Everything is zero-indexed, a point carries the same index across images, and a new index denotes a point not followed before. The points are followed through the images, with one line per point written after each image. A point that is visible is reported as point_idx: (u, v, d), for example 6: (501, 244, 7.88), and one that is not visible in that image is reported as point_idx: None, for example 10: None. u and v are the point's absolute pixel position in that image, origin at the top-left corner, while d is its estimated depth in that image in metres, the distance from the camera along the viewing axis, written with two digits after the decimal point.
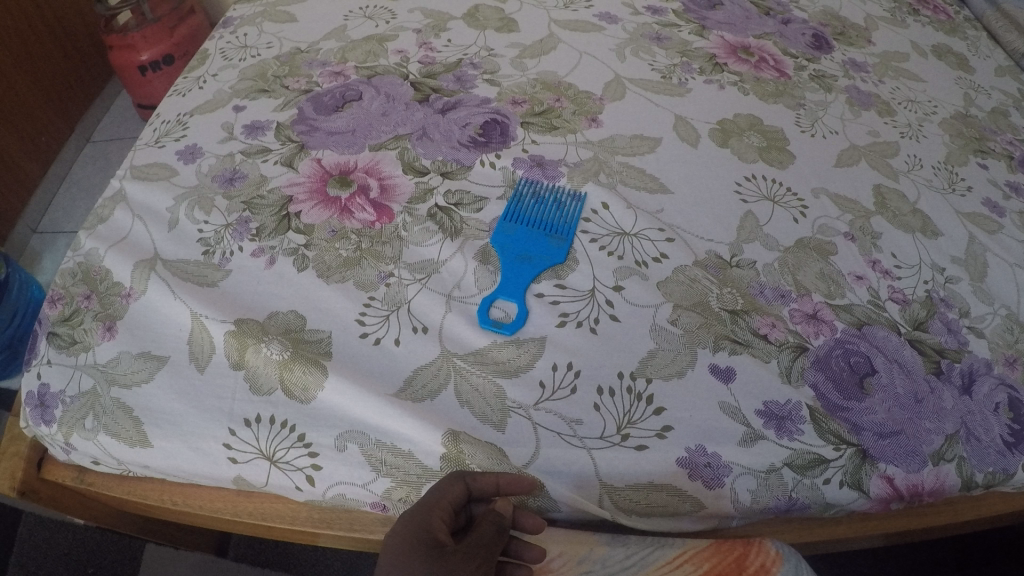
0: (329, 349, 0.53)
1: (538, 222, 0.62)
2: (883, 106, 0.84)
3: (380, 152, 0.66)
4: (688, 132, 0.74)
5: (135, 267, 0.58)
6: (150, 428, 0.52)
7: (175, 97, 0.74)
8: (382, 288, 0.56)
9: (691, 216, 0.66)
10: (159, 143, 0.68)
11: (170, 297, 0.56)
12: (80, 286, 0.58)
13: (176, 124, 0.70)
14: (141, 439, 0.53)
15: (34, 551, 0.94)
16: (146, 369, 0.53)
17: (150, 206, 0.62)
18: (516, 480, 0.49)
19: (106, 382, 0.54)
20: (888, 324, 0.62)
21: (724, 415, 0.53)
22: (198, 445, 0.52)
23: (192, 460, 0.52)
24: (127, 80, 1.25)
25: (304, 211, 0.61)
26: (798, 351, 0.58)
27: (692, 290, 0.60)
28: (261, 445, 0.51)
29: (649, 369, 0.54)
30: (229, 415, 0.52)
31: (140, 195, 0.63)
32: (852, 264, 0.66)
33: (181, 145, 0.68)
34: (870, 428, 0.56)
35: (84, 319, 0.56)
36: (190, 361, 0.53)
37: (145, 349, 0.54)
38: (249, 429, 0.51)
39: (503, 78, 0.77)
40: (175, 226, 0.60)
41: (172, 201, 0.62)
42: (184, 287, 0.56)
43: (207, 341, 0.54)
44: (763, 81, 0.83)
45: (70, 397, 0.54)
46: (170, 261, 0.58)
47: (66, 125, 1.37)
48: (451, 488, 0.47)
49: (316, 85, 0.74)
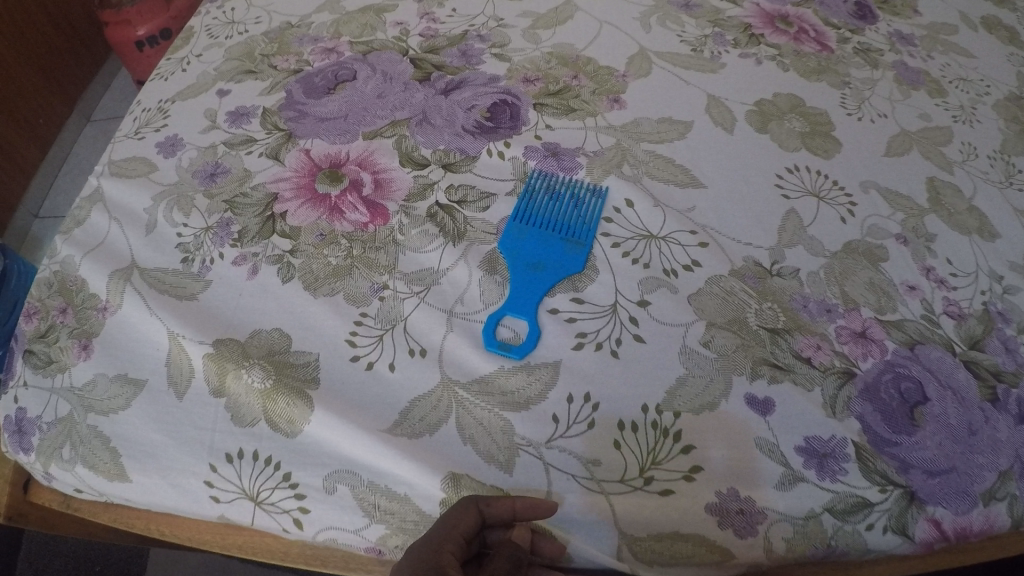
0: (316, 375, 0.47)
1: (552, 223, 0.55)
2: (933, 85, 0.76)
3: (375, 141, 0.59)
4: (723, 115, 0.67)
5: (110, 277, 0.52)
6: (128, 462, 0.48)
7: (157, 81, 0.67)
8: (375, 303, 0.50)
9: (725, 215, 0.59)
10: (138, 134, 0.62)
11: (146, 314, 0.50)
12: (56, 298, 0.53)
13: (156, 112, 0.63)
14: (120, 473, 0.48)
15: (45, 549, 0.91)
16: (124, 396, 0.49)
17: (127, 207, 0.56)
18: (533, 503, 0.44)
19: (84, 408, 0.49)
20: (942, 343, 0.56)
21: (761, 455, 0.47)
22: (177, 481, 0.47)
23: (172, 498, 0.48)
24: (124, 58, 1.17)
25: (290, 211, 0.54)
26: (845, 377, 0.52)
27: (727, 304, 0.53)
28: (244, 484, 0.46)
29: (677, 400, 0.48)
30: (210, 449, 0.47)
31: (117, 193, 0.57)
32: (904, 272, 0.59)
33: (162, 136, 0.61)
34: (919, 466, 0.50)
35: (60, 336, 0.51)
36: (168, 387, 0.48)
37: (122, 371, 0.49)
38: (231, 466, 0.46)
39: (513, 52, 0.69)
40: (153, 230, 0.54)
41: (150, 200, 0.56)
42: (161, 302, 0.51)
43: (185, 363, 0.48)
44: (805, 55, 0.75)
45: (48, 423, 0.50)
46: (148, 269, 0.52)
47: (65, 105, 1.29)
48: (451, 521, 0.42)
49: (307, 63, 0.66)
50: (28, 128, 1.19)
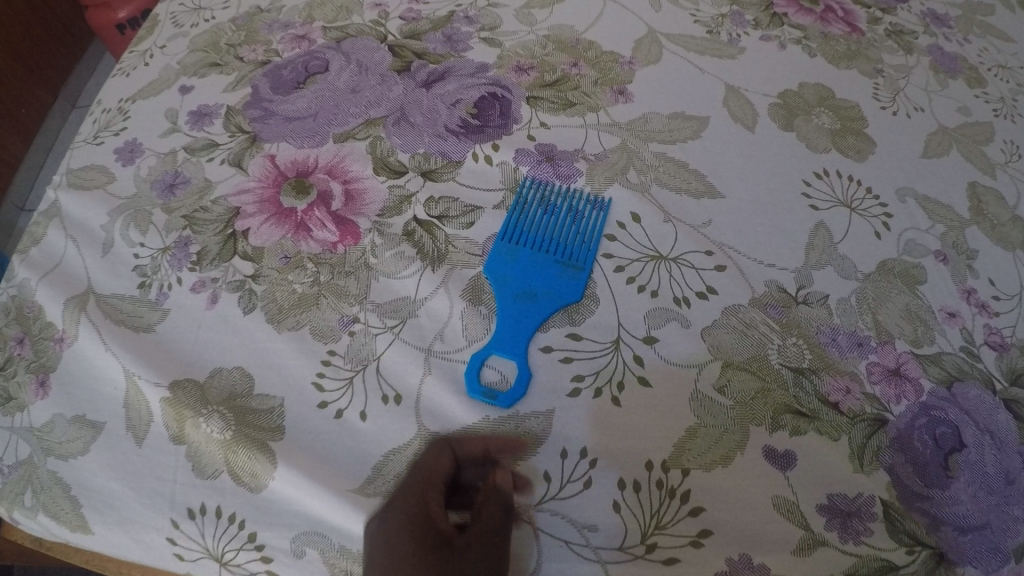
0: (280, 421, 0.44)
1: (546, 241, 0.49)
2: (972, 74, 0.67)
3: (347, 144, 0.54)
4: (742, 109, 0.60)
5: (66, 305, 0.48)
6: (89, 513, 0.44)
7: (118, 77, 0.62)
8: (345, 339, 0.46)
9: (743, 230, 0.52)
10: (97, 138, 0.57)
11: (101, 349, 0.46)
12: (12, 327, 0.49)
13: (116, 113, 0.59)
14: (81, 524, 0.45)
15: None
16: (81, 439, 0.45)
17: (83, 223, 0.52)
18: (507, 440, 0.43)
19: (43, 451, 0.45)
20: (981, 380, 0.49)
21: (779, 516, 0.42)
22: (140, 537, 0.44)
23: (135, 553, 0.45)
24: (105, 40, 1.09)
25: (252, 228, 0.50)
26: (876, 424, 0.46)
27: (746, 339, 0.47)
28: (207, 544, 0.43)
29: (685, 456, 0.43)
30: (171, 504, 0.43)
31: (74, 207, 0.53)
32: (944, 296, 0.52)
33: (121, 140, 0.57)
34: (952, 522, 0.45)
35: (17, 371, 0.47)
36: (126, 431, 0.45)
37: (80, 412, 0.46)
38: (194, 523, 0.43)
39: (505, 36, 0.62)
40: (109, 250, 0.50)
41: (107, 216, 0.52)
42: (117, 335, 0.47)
43: (142, 406, 0.45)
44: (832, 39, 0.67)
45: (7, 467, 0.46)
46: (104, 295, 0.49)
47: (48, 92, 1.17)
48: (416, 477, 0.42)
49: (276, 54, 0.60)
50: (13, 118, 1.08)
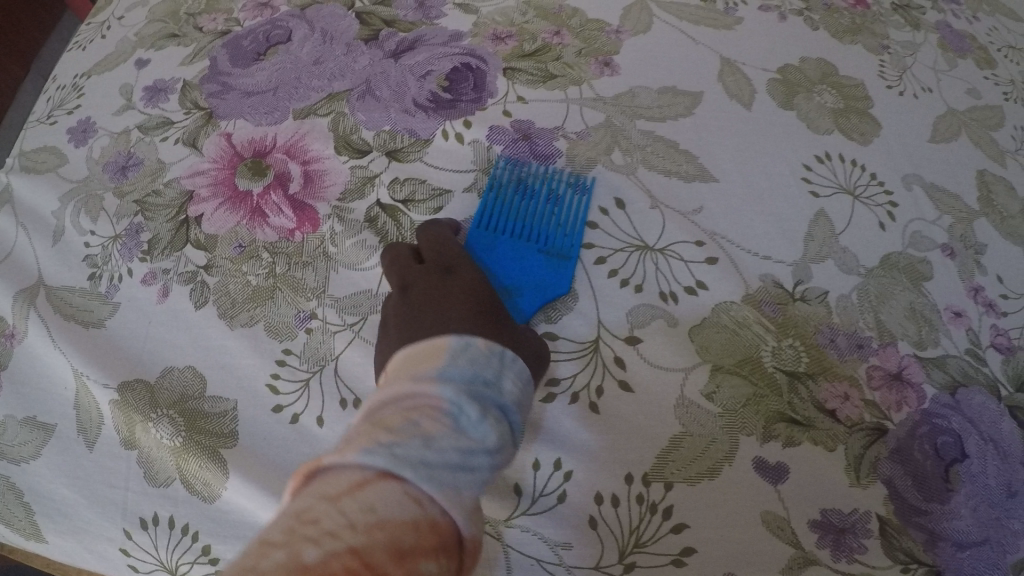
0: (233, 427, 0.41)
1: (549, 211, 0.46)
2: (982, 53, 0.63)
3: (308, 121, 0.50)
4: (739, 85, 0.55)
5: (16, 298, 0.46)
6: (42, 521, 0.42)
7: (74, 51, 0.59)
8: (302, 337, 0.43)
9: (736, 218, 0.49)
10: (50, 118, 0.54)
11: (50, 347, 0.44)
12: None
13: (71, 90, 0.55)
14: (35, 532, 0.43)
15: None
16: (32, 443, 0.42)
17: (35, 209, 0.49)
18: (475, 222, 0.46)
19: None
20: (987, 386, 0.45)
21: (768, 534, 0.39)
22: (93, 546, 0.42)
23: (90, 562, 0.42)
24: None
25: (207, 215, 0.47)
26: (874, 435, 0.43)
27: (736, 341, 0.44)
28: (161, 555, 0.40)
29: (668, 469, 0.40)
30: (124, 513, 0.41)
31: (26, 192, 0.50)
32: (950, 294, 0.48)
33: (74, 120, 0.53)
34: (950, 538, 0.41)
35: None
36: (76, 435, 0.42)
37: (30, 414, 0.43)
38: (146, 534, 0.40)
39: (481, 3, 0.57)
40: (60, 238, 0.47)
41: (58, 201, 0.49)
42: (66, 330, 0.44)
43: (93, 409, 0.42)
44: (836, 12, 0.62)
45: None
46: (54, 288, 0.46)
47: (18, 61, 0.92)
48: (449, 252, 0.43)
49: (236, 23, 0.56)
50: (5, 96, 0.89)
